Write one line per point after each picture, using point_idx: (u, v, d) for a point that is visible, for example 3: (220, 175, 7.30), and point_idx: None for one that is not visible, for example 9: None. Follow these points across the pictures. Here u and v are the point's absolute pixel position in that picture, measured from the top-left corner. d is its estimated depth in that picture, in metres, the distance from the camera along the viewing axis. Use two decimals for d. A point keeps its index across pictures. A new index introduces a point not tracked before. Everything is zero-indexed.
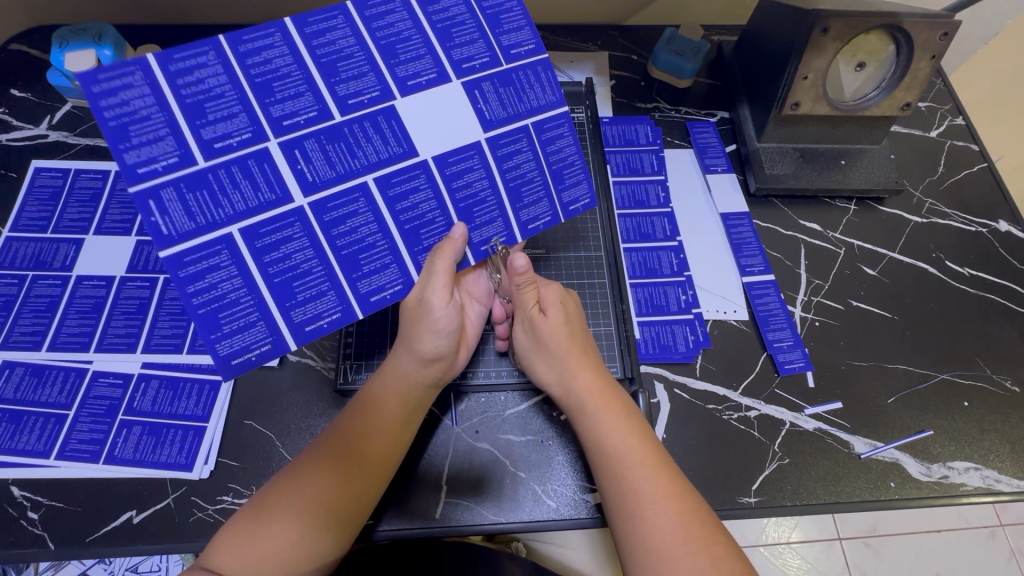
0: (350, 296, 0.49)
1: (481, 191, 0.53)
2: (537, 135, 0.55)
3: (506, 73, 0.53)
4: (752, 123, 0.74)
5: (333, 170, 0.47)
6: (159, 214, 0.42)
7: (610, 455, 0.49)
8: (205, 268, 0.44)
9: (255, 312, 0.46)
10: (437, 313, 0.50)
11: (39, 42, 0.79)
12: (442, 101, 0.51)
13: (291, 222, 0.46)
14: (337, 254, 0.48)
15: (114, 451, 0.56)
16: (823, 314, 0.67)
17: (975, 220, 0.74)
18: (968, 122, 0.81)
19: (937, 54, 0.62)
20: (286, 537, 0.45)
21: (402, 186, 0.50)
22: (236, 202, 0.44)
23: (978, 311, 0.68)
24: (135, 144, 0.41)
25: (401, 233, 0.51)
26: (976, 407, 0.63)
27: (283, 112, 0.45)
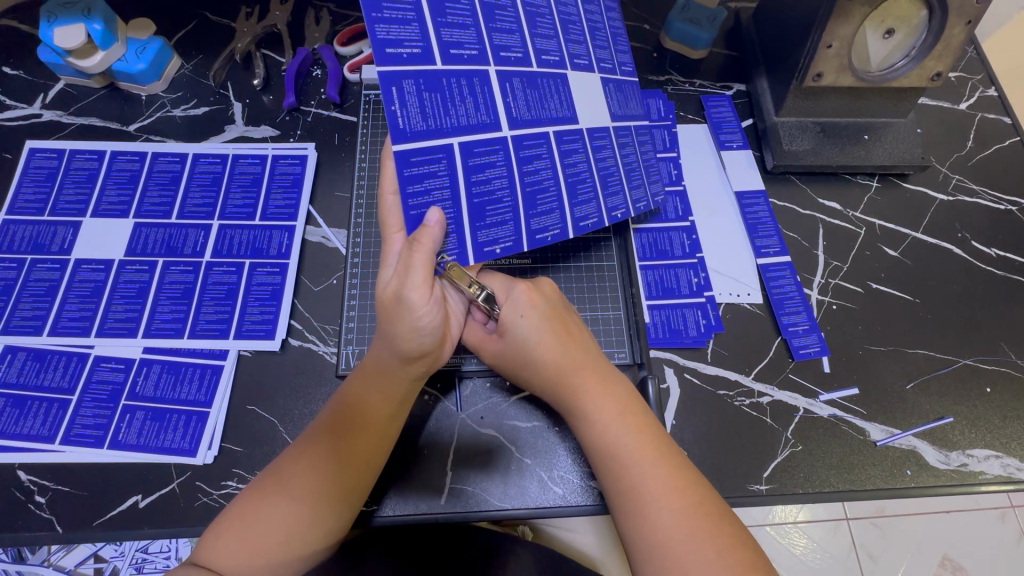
0: (468, 242, 0.47)
1: (586, 174, 0.54)
2: (637, 137, 0.60)
3: (619, 81, 0.59)
4: (771, 97, 0.71)
5: (487, 115, 0.47)
6: (398, 104, 0.42)
7: (610, 457, 0.47)
8: (426, 172, 0.44)
9: (451, 225, 0.46)
10: (419, 310, 0.45)
11: (28, 17, 0.77)
12: (592, 83, 0.56)
13: (450, 143, 0.45)
14: (469, 201, 0.46)
15: (118, 437, 0.55)
16: (841, 297, 0.65)
17: (1004, 198, 0.70)
18: (1001, 93, 0.77)
19: (973, 19, 0.58)
20: (276, 534, 0.44)
21: (531, 150, 0.50)
22: (459, 113, 0.45)
23: (1004, 292, 0.65)
24: (387, 18, 0.41)
25: (522, 193, 0.49)
26: (999, 393, 0.61)
27: (459, 50, 0.45)
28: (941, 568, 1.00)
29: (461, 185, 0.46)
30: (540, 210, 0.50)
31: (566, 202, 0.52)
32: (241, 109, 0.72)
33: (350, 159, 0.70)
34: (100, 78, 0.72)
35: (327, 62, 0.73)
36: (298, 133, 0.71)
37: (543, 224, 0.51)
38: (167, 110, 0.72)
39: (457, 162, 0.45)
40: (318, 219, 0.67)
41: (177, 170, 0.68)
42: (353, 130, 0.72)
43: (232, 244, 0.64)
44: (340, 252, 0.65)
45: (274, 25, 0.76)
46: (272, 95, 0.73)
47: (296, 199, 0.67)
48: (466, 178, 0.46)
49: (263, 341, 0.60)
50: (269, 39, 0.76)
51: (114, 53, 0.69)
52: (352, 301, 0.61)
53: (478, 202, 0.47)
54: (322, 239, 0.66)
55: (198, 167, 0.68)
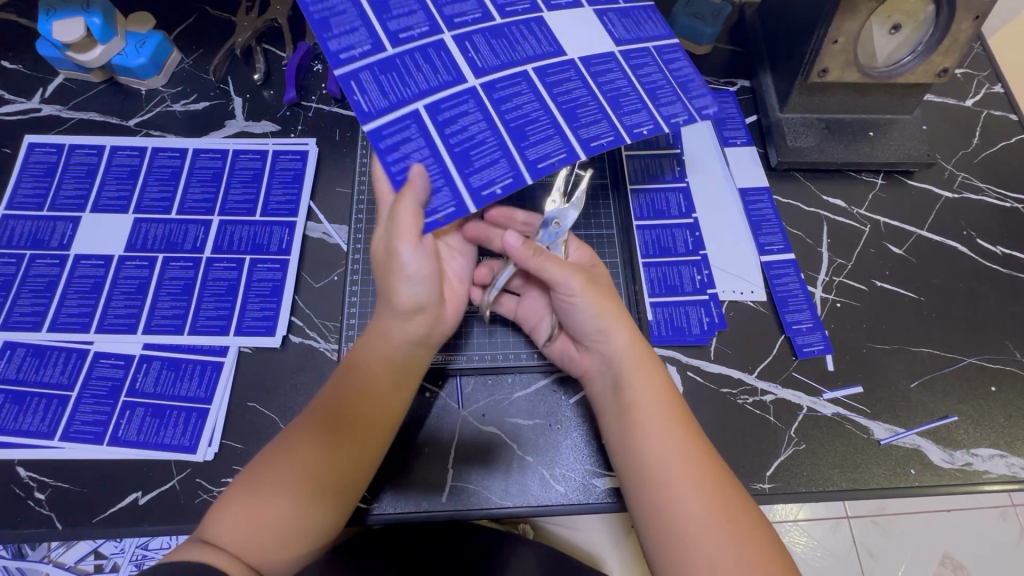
0: (462, 189, 0.46)
1: (585, 100, 0.50)
2: (659, 56, 0.54)
3: (624, 9, 0.55)
4: (775, 93, 0.70)
5: (451, 72, 0.49)
6: (359, 93, 0.46)
7: (654, 449, 0.47)
8: (400, 139, 0.46)
9: (439, 178, 0.46)
10: (407, 259, 0.48)
11: (27, 11, 0.76)
12: (579, 20, 0.54)
13: (421, 112, 0.47)
14: (449, 150, 0.47)
15: (118, 433, 0.55)
16: (845, 295, 0.64)
17: (1010, 196, 0.70)
18: (1007, 90, 0.76)
19: (981, 14, 0.58)
20: (280, 510, 0.44)
21: (507, 89, 0.49)
22: (421, 81, 0.48)
23: (1009, 290, 0.65)
24: (336, 33, 0.47)
25: (511, 130, 0.48)
26: (1004, 392, 0.60)
27: (410, 30, 0.49)
28: (942, 567, 1.00)
29: (437, 139, 0.47)
30: (533, 139, 0.48)
31: (564, 125, 0.49)
32: (241, 103, 0.72)
33: (351, 154, 0.69)
34: (99, 72, 0.71)
35: None
36: (299, 129, 0.71)
37: (542, 151, 0.48)
38: (167, 105, 0.72)
39: (428, 120, 0.47)
40: (319, 215, 0.66)
41: (176, 165, 0.67)
42: (354, 125, 0.71)
43: (232, 239, 0.64)
44: (341, 248, 0.65)
45: (274, 19, 0.74)
46: (273, 89, 0.73)
47: (297, 194, 0.67)
48: (445, 134, 0.47)
49: (263, 337, 0.60)
50: (270, 34, 0.75)
51: (113, 47, 0.69)
52: (354, 297, 0.61)
53: (465, 148, 0.47)
54: (322, 235, 0.65)
55: (198, 162, 0.68)
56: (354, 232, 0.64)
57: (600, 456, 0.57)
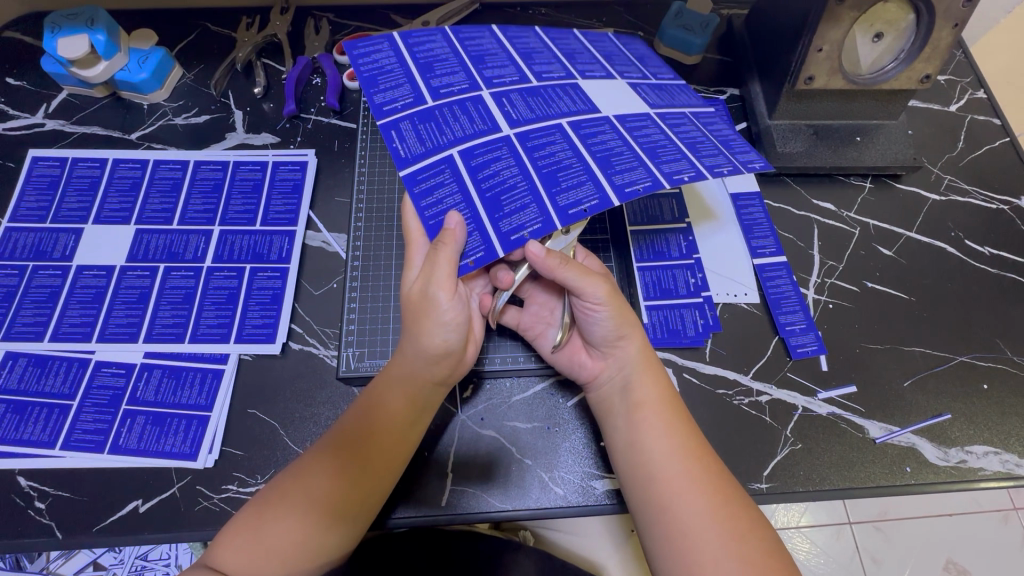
0: (491, 234, 0.47)
1: (621, 149, 0.51)
2: (696, 118, 0.56)
3: (655, 83, 0.60)
4: (764, 101, 0.72)
5: (489, 124, 0.52)
6: (398, 140, 0.50)
7: (660, 448, 0.48)
8: (433, 183, 0.49)
9: (470, 221, 0.48)
10: (443, 307, 0.49)
11: (32, 29, 0.78)
12: (612, 88, 0.57)
13: (456, 157, 0.50)
14: (481, 196, 0.49)
15: (118, 442, 0.55)
16: (837, 296, 0.65)
17: (996, 197, 0.71)
18: (990, 96, 0.78)
19: (960, 23, 0.60)
20: (292, 535, 0.44)
21: (541, 138, 0.52)
22: (455, 130, 0.51)
23: (998, 290, 0.66)
24: (382, 89, 0.52)
25: (543, 172, 0.50)
26: (996, 390, 0.61)
27: (453, 88, 0.54)
28: (946, 571, 1.07)
29: (469, 184, 0.49)
30: (564, 184, 0.49)
31: (597, 172, 0.49)
32: (241, 117, 0.73)
33: (350, 165, 0.71)
34: (103, 88, 0.73)
35: (327, 70, 0.74)
36: (298, 140, 0.72)
37: (572, 197, 0.48)
38: (169, 119, 0.73)
39: (460, 169, 0.50)
40: (318, 225, 0.67)
41: (178, 177, 0.69)
42: (353, 136, 0.73)
43: (233, 249, 0.65)
44: (341, 256, 0.66)
45: (275, 35, 0.77)
46: (273, 103, 0.74)
47: (297, 205, 0.68)
48: (475, 181, 0.49)
49: (264, 345, 0.60)
50: (270, 49, 0.77)
51: (117, 63, 0.70)
52: (354, 304, 0.62)
53: (495, 193, 0.49)
54: (322, 244, 0.66)
55: (200, 174, 0.69)
56: (353, 241, 0.65)
57: (598, 458, 0.57)
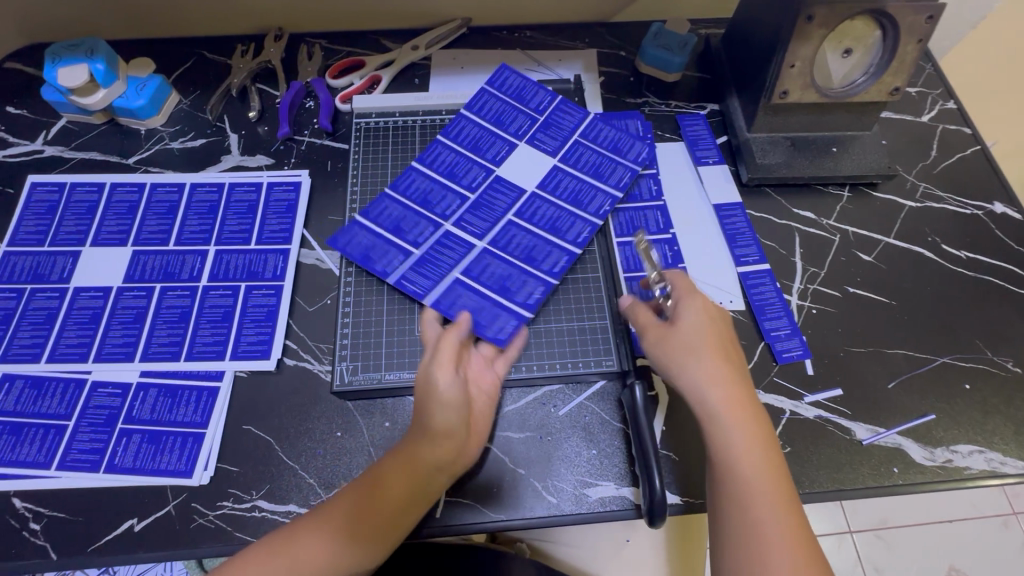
0: (516, 307, 0.62)
1: (562, 214, 0.68)
2: (586, 140, 0.73)
3: (545, 120, 0.74)
4: (742, 115, 0.74)
5: (475, 229, 0.67)
6: (406, 285, 0.63)
7: (735, 475, 0.49)
8: (446, 297, 0.62)
9: (496, 308, 0.62)
10: (442, 385, 0.53)
11: (32, 59, 0.80)
12: (520, 159, 0.71)
13: (442, 263, 0.65)
14: (491, 288, 0.63)
15: (114, 460, 0.56)
16: (820, 301, 0.67)
17: (970, 203, 0.74)
18: (960, 106, 0.81)
19: (924, 38, 0.63)
20: (314, 551, 0.48)
21: (506, 232, 0.67)
22: (446, 260, 0.65)
23: (976, 292, 0.68)
24: (379, 262, 0.65)
25: (516, 260, 0.65)
26: (978, 389, 0.62)
27: (437, 207, 0.68)
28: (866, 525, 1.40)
29: (458, 272, 0.64)
30: (541, 258, 0.65)
31: (554, 239, 0.67)
32: (236, 140, 0.75)
33: (343, 184, 0.72)
34: (101, 115, 0.75)
35: (319, 94, 0.77)
36: (292, 162, 0.74)
37: (551, 263, 0.65)
38: (165, 143, 0.75)
39: (458, 283, 0.64)
40: (312, 242, 0.69)
41: (174, 199, 0.70)
42: (345, 156, 0.75)
43: (228, 268, 0.66)
44: (334, 273, 0.67)
45: (269, 61, 0.80)
46: (267, 126, 0.76)
47: (291, 224, 0.69)
48: (463, 304, 0.62)
49: (258, 361, 0.61)
50: (264, 75, 0.80)
51: (115, 90, 0.72)
52: (348, 319, 0.63)
53: (484, 309, 0.62)
54: (316, 261, 0.68)
55: (196, 196, 0.70)
56: (346, 258, 0.67)
57: (591, 466, 0.58)
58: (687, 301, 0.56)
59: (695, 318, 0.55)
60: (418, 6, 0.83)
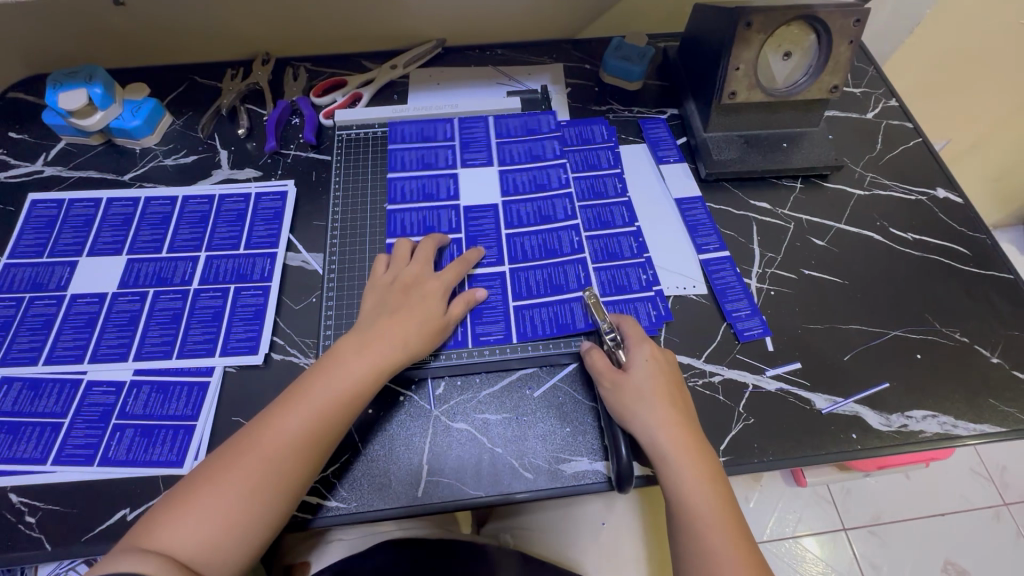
0: (512, 320, 0.66)
1: (543, 204, 0.74)
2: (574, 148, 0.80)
3: (499, 134, 0.79)
4: (698, 117, 0.80)
5: (493, 257, 0.70)
6: None
7: (691, 512, 0.52)
8: None
9: (496, 320, 0.66)
10: (400, 307, 0.61)
11: (33, 88, 0.86)
12: (492, 173, 0.76)
13: (495, 305, 0.67)
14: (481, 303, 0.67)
15: (107, 454, 0.58)
16: (777, 283, 0.71)
17: (914, 190, 0.79)
18: (901, 103, 0.88)
19: (854, 39, 0.69)
20: (235, 481, 0.49)
21: (486, 246, 0.71)
22: None
23: (923, 270, 0.72)
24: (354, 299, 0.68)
25: (543, 259, 0.70)
26: (929, 359, 0.66)
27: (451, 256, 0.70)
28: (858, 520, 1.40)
29: (511, 300, 0.67)
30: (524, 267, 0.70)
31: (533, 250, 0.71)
32: (226, 155, 0.80)
33: (326, 192, 0.77)
34: (98, 136, 0.80)
35: (304, 111, 0.82)
36: (279, 173, 0.79)
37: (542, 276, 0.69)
38: (159, 160, 0.80)
39: (522, 309, 0.67)
40: (298, 246, 0.73)
41: (167, 211, 0.74)
42: (329, 167, 0.79)
43: (218, 272, 0.70)
44: (319, 273, 0.71)
45: (256, 83, 0.86)
46: (255, 141, 0.81)
47: (277, 230, 0.73)
48: (539, 322, 0.66)
49: (247, 356, 0.64)
50: (252, 95, 0.86)
51: (111, 113, 0.77)
52: (331, 313, 0.67)
53: (562, 310, 0.67)
54: (301, 263, 0.72)
55: (188, 207, 0.75)
56: (329, 258, 0.71)
57: (565, 442, 0.61)
58: (638, 351, 0.60)
59: (645, 365, 0.59)
60: (396, 28, 0.89)
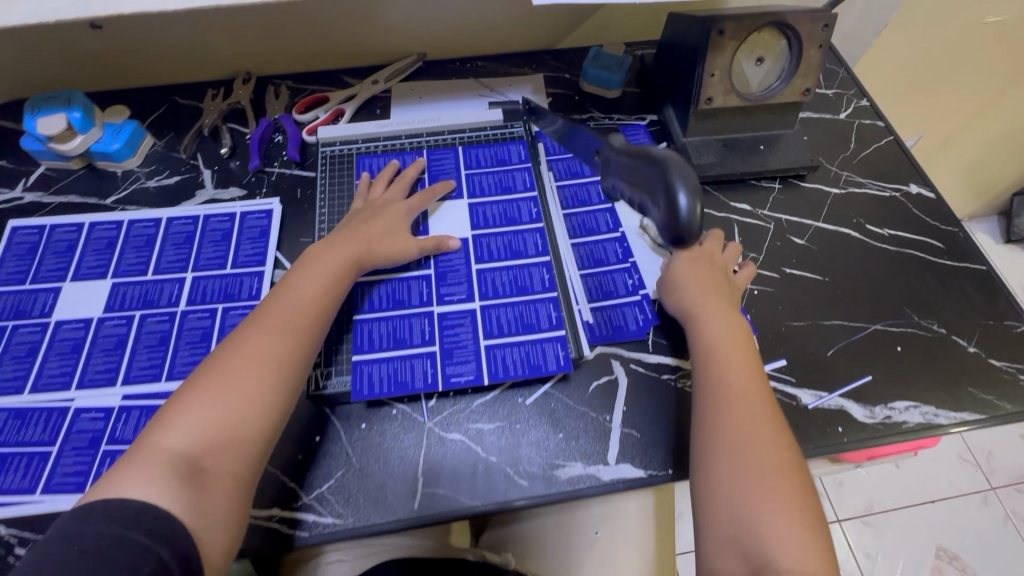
0: (482, 362, 0.64)
1: (511, 237, 0.72)
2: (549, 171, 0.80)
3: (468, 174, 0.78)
4: (677, 121, 0.82)
5: (463, 295, 0.68)
6: (358, 376, 0.63)
7: (728, 398, 0.55)
8: (403, 369, 0.63)
9: (467, 359, 0.64)
10: (366, 216, 0.70)
11: (12, 114, 0.85)
12: (456, 208, 0.75)
13: (466, 345, 0.65)
14: (446, 346, 0.65)
15: (98, 481, 0.58)
16: (760, 283, 0.72)
17: (888, 186, 0.81)
18: (872, 102, 0.90)
19: (823, 43, 0.71)
20: (248, 354, 0.55)
21: (452, 284, 0.69)
22: (405, 334, 0.65)
23: (900, 264, 0.74)
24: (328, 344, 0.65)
25: (515, 297, 0.68)
26: (909, 350, 0.68)
27: (412, 299, 0.67)
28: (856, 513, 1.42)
29: (482, 339, 0.65)
30: (495, 304, 0.67)
31: (500, 287, 0.69)
32: (210, 175, 0.80)
33: (312, 209, 0.77)
34: (78, 160, 0.79)
35: (287, 128, 0.83)
36: (264, 191, 0.79)
37: (509, 313, 0.67)
38: (142, 182, 0.79)
39: (494, 349, 0.65)
40: (285, 263, 0.73)
41: (151, 233, 0.74)
42: (313, 184, 0.80)
43: (205, 292, 0.70)
44: None
45: (239, 102, 0.86)
46: (239, 160, 0.81)
47: (264, 247, 0.73)
48: (512, 363, 0.64)
49: None
50: (234, 114, 0.86)
51: (92, 136, 0.77)
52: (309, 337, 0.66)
53: (534, 350, 0.65)
54: None
55: (172, 228, 0.74)
56: None
57: (559, 448, 0.61)
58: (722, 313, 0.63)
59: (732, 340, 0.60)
60: (377, 44, 0.90)
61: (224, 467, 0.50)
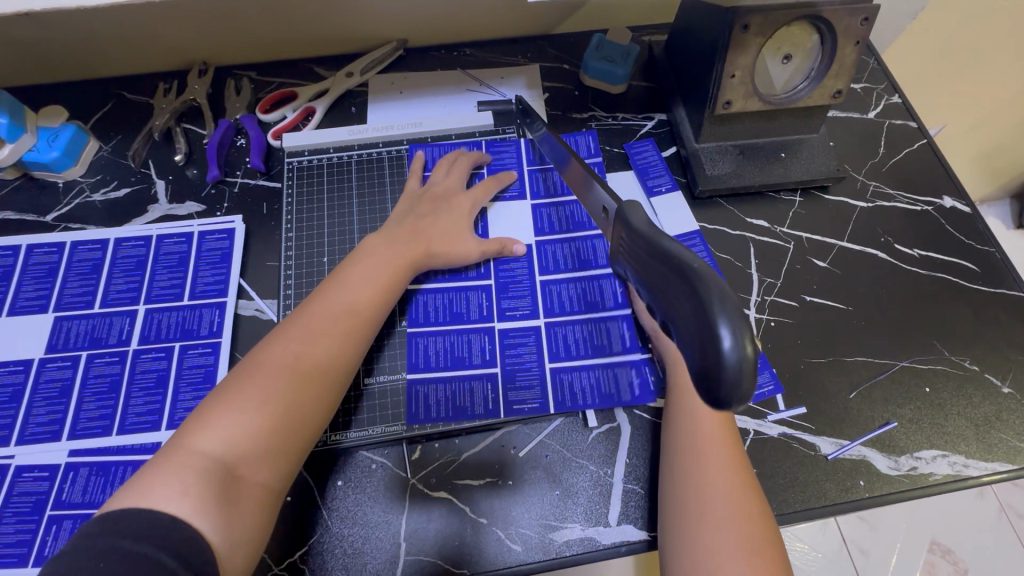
0: (547, 389, 0.60)
1: (575, 245, 0.67)
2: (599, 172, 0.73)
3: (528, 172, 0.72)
4: (690, 125, 0.73)
5: (527, 309, 0.64)
6: (416, 403, 0.59)
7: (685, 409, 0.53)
8: (462, 394, 0.59)
9: (532, 380, 0.60)
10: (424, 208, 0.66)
11: None
12: (515, 212, 0.70)
13: (530, 368, 0.61)
14: (509, 369, 0.61)
15: (43, 552, 0.52)
16: (777, 313, 0.66)
17: (919, 199, 0.74)
18: (905, 99, 0.81)
19: (861, 39, 0.61)
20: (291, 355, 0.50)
21: (513, 300, 0.64)
22: (466, 356, 0.61)
23: (930, 291, 0.67)
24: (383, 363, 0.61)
25: (581, 312, 0.63)
26: (938, 392, 0.62)
27: (472, 313, 0.64)
28: None
29: (547, 361, 0.61)
30: (558, 321, 0.63)
31: (568, 303, 0.64)
32: (164, 186, 0.71)
33: (279, 227, 0.69)
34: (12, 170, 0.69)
35: (249, 131, 0.73)
36: (225, 207, 0.70)
37: (568, 339, 0.62)
38: (86, 196, 0.70)
39: (560, 372, 0.61)
40: (251, 292, 0.66)
41: (98, 257, 0.66)
42: (280, 197, 0.71)
43: (160, 328, 0.62)
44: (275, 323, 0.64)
45: (194, 99, 0.76)
46: (196, 168, 0.72)
47: (226, 274, 0.65)
48: (580, 389, 0.60)
49: None
50: (190, 113, 0.76)
51: (24, 144, 0.67)
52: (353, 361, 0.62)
53: (604, 374, 0.60)
54: (255, 311, 0.64)
55: (121, 251, 0.66)
56: (286, 307, 0.64)
57: (556, 507, 0.56)
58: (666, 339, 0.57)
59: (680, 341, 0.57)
60: (349, 30, 0.79)
61: (262, 474, 0.45)
